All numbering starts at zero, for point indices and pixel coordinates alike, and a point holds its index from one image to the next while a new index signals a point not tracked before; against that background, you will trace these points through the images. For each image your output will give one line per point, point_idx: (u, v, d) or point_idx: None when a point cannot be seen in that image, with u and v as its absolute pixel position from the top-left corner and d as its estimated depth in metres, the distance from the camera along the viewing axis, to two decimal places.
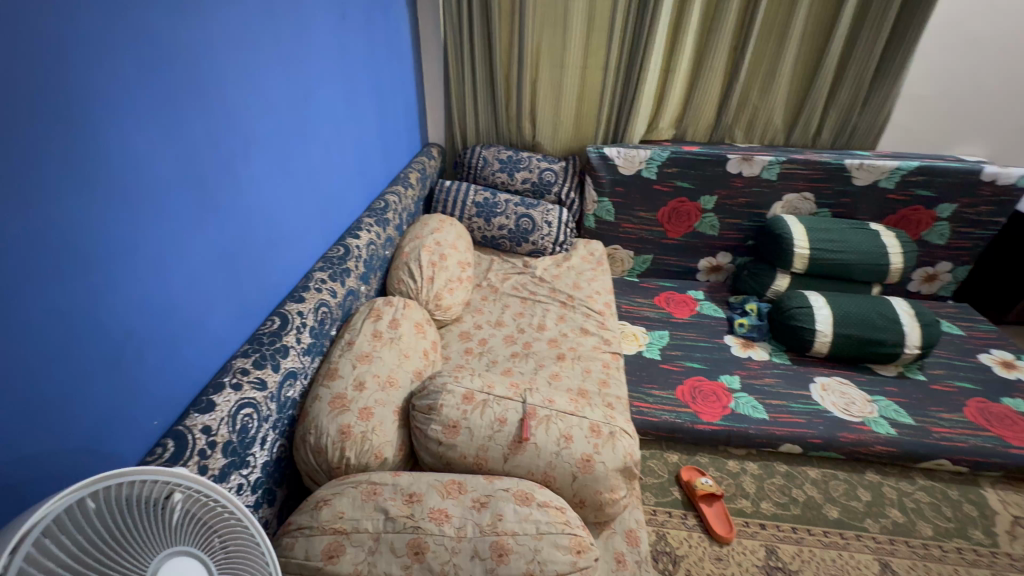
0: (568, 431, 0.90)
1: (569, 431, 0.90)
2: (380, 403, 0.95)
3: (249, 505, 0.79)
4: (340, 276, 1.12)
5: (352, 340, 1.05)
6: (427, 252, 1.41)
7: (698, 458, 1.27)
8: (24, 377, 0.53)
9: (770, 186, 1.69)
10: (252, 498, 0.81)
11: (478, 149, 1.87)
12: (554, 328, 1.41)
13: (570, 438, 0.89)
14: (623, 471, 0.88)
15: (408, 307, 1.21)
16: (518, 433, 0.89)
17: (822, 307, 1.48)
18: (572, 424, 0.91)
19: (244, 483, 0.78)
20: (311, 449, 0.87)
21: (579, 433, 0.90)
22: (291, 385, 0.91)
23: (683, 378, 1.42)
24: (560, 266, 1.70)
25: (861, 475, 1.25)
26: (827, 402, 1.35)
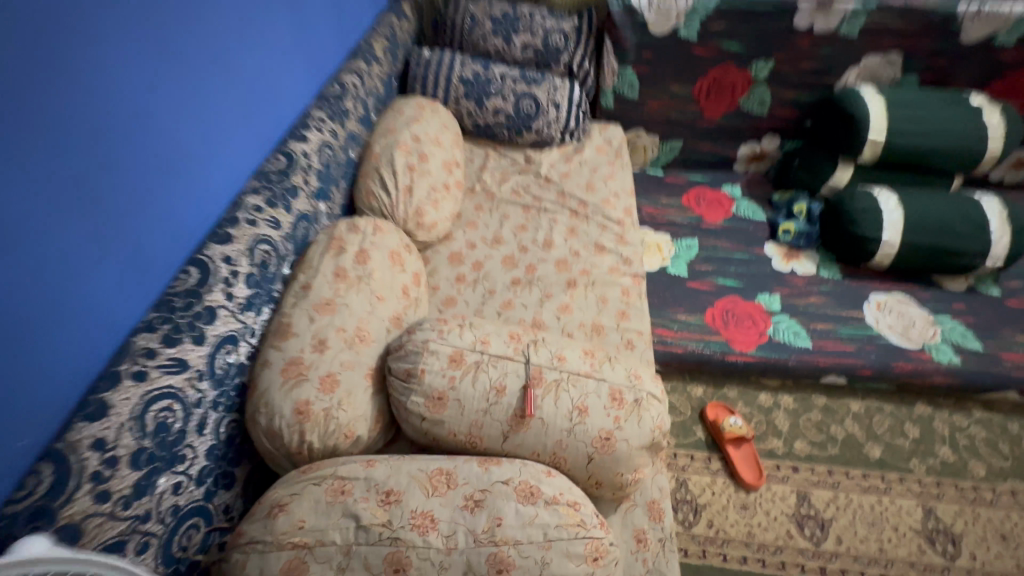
0: (583, 401, 0.72)
1: (584, 402, 0.72)
2: (347, 366, 0.76)
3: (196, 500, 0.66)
4: (283, 198, 0.85)
5: (308, 283, 0.82)
6: (403, 152, 1.11)
7: (725, 392, 1.13)
8: None
9: (846, 46, 1.29)
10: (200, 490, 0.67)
11: (463, 3, 1.43)
12: (563, 245, 1.17)
13: (585, 411, 0.71)
14: (651, 447, 0.72)
15: (380, 231, 0.96)
16: (519, 407, 0.71)
17: (893, 210, 1.20)
18: (587, 391, 0.73)
19: (183, 479, 0.64)
20: (264, 433, 0.70)
21: (597, 403, 0.72)
22: (230, 351, 0.71)
23: (713, 300, 1.21)
24: (570, 161, 1.39)
25: (910, 408, 1.10)
26: (882, 324, 1.16)
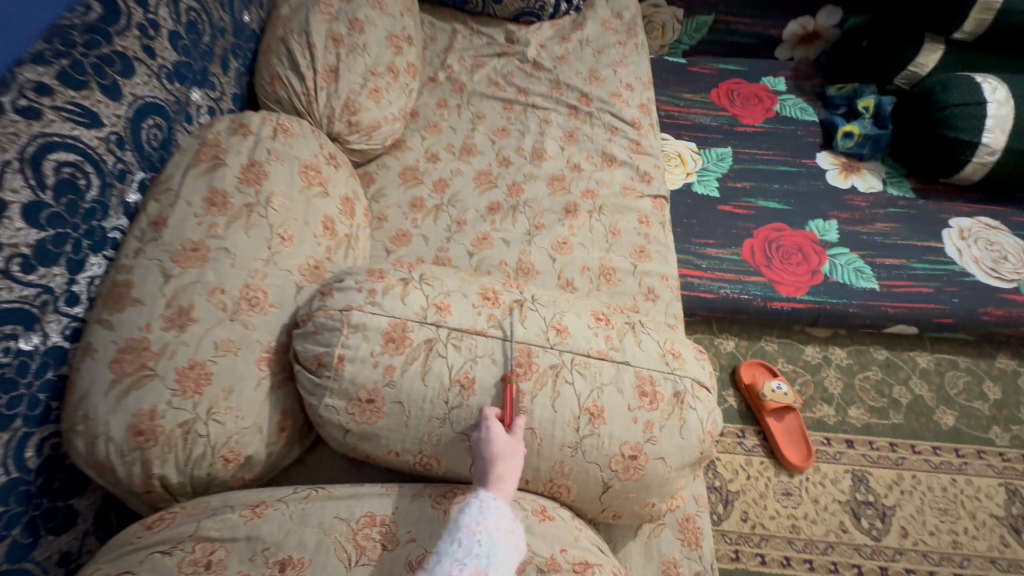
0: (596, 401, 0.46)
1: (597, 401, 0.46)
2: (225, 351, 0.48)
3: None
4: (101, 77, 0.52)
5: (162, 218, 0.52)
6: (325, 16, 0.76)
7: (763, 346, 0.89)
8: None
9: None
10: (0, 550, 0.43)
11: None
12: (559, 156, 0.86)
13: (599, 417, 0.45)
14: (696, 463, 0.48)
15: (286, 135, 0.63)
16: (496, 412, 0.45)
17: (1001, 104, 0.90)
18: (603, 385, 0.47)
19: None
20: (87, 463, 0.44)
21: (618, 402, 0.46)
22: (15, 334, 0.44)
23: (752, 228, 0.93)
24: (566, 39, 1.02)
25: (990, 362, 0.88)
26: (967, 257, 0.90)
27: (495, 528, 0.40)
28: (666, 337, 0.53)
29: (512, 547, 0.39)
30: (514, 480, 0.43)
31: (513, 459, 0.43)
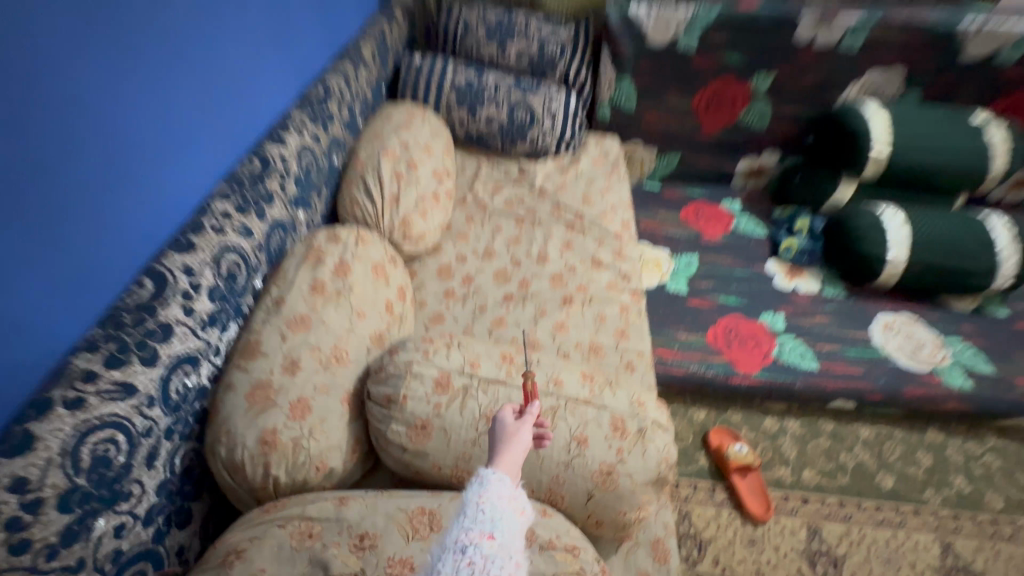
0: (582, 432, 0.65)
1: (583, 432, 0.65)
2: (321, 391, 0.68)
3: (142, 545, 0.57)
4: (256, 206, 0.78)
5: (282, 297, 0.75)
6: (391, 159, 1.06)
7: (729, 416, 1.07)
8: None
9: (848, 60, 1.27)
10: (149, 532, 0.58)
11: (457, 10, 1.39)
12: (558, 259, 1.11)
13: (584, 443, 0.64)
14: (657, 483, 0.65)
15: (363, 242, 0.89)
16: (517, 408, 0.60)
17: (899, 227, 1.17)
18: (586, 421, 0.66)
19: (127, 520, 0.55)
20: (224, 466, 0.63)
21: (597, 434, 0.65)
22: (189, 373, 0.64)
23: (715, 318, 1.15)
24: (565, 172, 1.34)
25: (922, 434, 1.05)
26: (890, 346, 1.11)
27: (497, 498, 0.49)
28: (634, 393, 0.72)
29: (512, 510, 0.49)
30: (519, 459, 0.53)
31: (517, 440, 0.54)
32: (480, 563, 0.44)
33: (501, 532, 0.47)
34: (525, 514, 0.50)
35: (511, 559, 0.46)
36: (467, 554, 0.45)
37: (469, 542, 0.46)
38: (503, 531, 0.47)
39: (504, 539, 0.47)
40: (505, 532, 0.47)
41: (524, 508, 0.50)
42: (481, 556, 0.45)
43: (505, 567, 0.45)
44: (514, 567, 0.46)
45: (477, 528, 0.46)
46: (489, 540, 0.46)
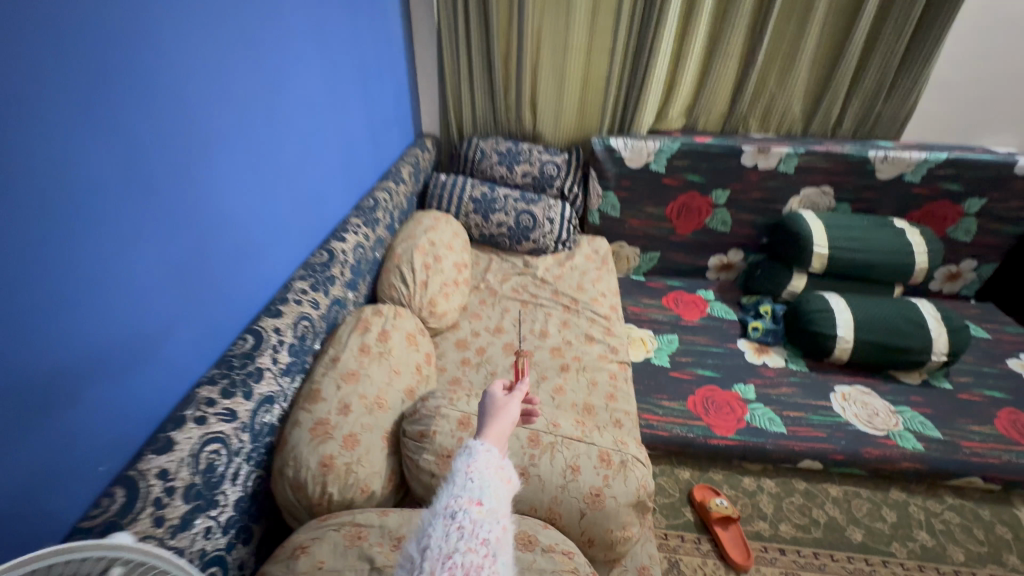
0: (575, 461, 0.81)
1: (576, 461, 0.81)
2: (366, 428, 0.86)
3: (221, 549, 0.71)
4: (323, 285, 1.02)
5: (337, 355, 0.95)
6: (421, 253, 1.30)
7: (711, 475, 1.20)
8: None
9: (787, 180, 1.58)
10: (225, 540, 0.72)
11: (475, 141, 1.78)
12: (557, 335, 1.32)
13: (577, 469, 0.80)
14: (637, 505, 0.80)
15: (399, 316, 1.11)
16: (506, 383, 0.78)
17: (843, 310, 1.38)
18: (579, 453, 0.82)
19: (213, 525, 0.69)
20: (289, 484, 0.78)
21: (587, 463, 0.81)
22: (268, 410, 0.82)
23: (694, 388, 1.33)
24: (562, 266, 1.60)
25: (885, 493, 1.17)
26: (848, 413, 1.27)
27: (484, 468, 0.57)
28: (617, 436, 0.89)
29: (497, 478, 0.57)
30: (504, 433, 0.66)
31: (504, 417, 0.68)
32: (471, 522, 0.51)
33: (487, 497, 0.54)
34: (509, 483, 0.58)
35: (497, 520, 0.53)
36: (460, 515, 0.51)
37: (461, 505, 0.52)
38: (489, 497, 0.55)
39: (490, 504, 0.54)
40: (491, 497, 0.55)
41: (507, 478, 0.59)
42: (472, 517, 0.51)
43: (492, 526, 0.52)
44: (499, 528, 0.52)
45: (468, 493, 0.54)
46: (478, 504, 0.53)
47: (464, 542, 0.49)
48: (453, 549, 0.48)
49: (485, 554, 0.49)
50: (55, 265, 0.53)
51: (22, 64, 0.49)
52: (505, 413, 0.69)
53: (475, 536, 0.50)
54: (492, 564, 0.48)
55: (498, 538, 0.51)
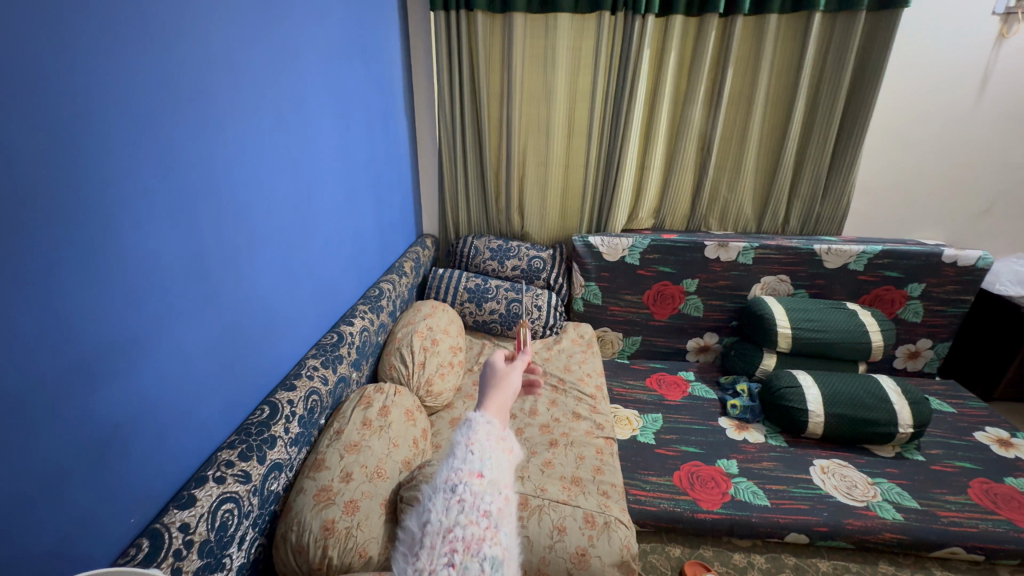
0: (562, 522, 0.88)
1: (562, 523, 0.88)
2: (366, 495, 0.91)
3: None
4: (332, 363, 1.14)
5: (341, 429, 1.03)
6: (419, 337, 1.43)
7: (701, 551, 1.21)
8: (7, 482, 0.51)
9: (747, 270, 1.78)
10: None
11: (470, 240, 2.02)
12: (546, 413, 1.41)
13: (563, 530, 0.87)
14: (621, 565, 0.85)
15: (399, 394, 1.21)
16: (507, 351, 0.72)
17: (810, 386, 1.49)
18: (566, 514, 0.89)
19: None
20: (291, 549, 0.82)
21: (573, 524, 0.88)
22: (276, 478, 0.89)
23: (679, 464, 1.38)
24: (550, 349, 1.73)
25: (874, 567, 1.17)
26: (828, 485, 1.31)
27: (485, 440, 0.50)
28: (601, 502, 0.97)
29: (499, 450, 0.50)
30: (507, 404, 0.58)
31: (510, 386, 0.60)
32: (471, 497, 0.46)
33: (489, 471, 0.48)
34: (513, 453, 0.52)
35: (500, 494, 0.47)
36: (459, 490, 0.46)
37: (460, 480, 0.47)
38: (491, 468, 0.49)
39: (492, 475, 0.48)
40: (493, 469, 0.49)
41: (511, 450, 0.53)
42: (473, 491, 0.46)
43: (495, 499, 0.47)
44: (503, 501, 0.47)
45: (467, 466, 0.48)
46: (479, 477, 0.47)
47: (464, 517, 0.45)
48: (453, 525, 0.44)
49: (486, 529, 0.44)
50: (126, 327, 0.65)
51: (143, 185, 0.67)
52: (511, 381, 0.61)
53: (475, 509, 0.45)
54: (495, 537, 0.44)
55: (502, 513, 0.46)
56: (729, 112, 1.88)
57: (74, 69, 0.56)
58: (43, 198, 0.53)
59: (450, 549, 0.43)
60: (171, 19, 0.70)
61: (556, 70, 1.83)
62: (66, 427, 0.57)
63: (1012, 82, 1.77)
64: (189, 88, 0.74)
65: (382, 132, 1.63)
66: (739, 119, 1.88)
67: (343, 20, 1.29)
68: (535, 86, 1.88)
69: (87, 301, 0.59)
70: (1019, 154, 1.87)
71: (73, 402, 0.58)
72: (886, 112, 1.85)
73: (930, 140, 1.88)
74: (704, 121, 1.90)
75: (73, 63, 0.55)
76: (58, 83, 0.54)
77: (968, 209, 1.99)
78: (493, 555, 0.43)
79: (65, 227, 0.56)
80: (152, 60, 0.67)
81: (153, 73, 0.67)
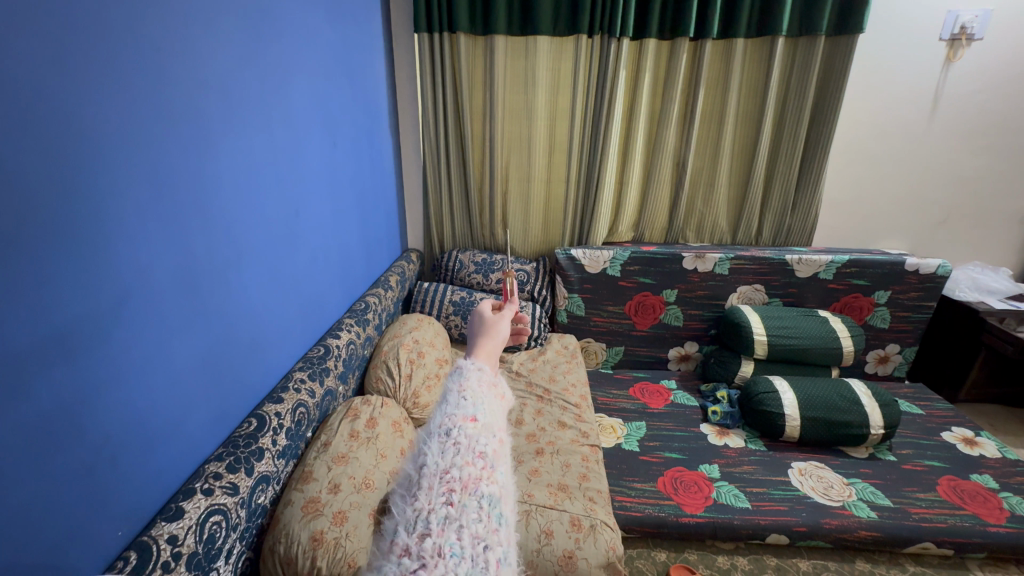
0: (548, 527, 0.97)
1: (549, 527, 0.96)
2: (354, 505, 0.90)
3: None
4: (319, 375, 1.15)
5: (329, 441, 1.02)
6: (406, 349, 1.44)
7: (686, 555, 1.23)
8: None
9: (724, 279, 1.85)
10: None
11: (454, 254, 2.06)
12: (532, 423, 1.43)
13: (550, 534, 0.95)
14: (607, 566, 0.92)
15: (386, 406, 1.20)
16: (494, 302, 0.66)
17: (786, 391, 1.54)
18: (552, 519, 0.99)
19: None
20: (279, 561, 0.81)
21: (559, 528, 0.97)
22: (264, 491, 0.89)
23: (663, 470, 1.41)
24: (535, 360, 1.76)
25: (851, 565, 1.21)
26: (806, 486, 1.35)
27: (477, 386, 0.45)
28: (587, 505, 1.07)
29: (491, 395, 0.45)
30: (496, 352, 0.53)
31: (496, 334, 0.56)
32: (467, 440, 0.39)
33: (483, 416, 0.42)
34: (505, 399, 0.47)
35: (495, 437, 0.41)
36: (453, 433, 0.39)
37: (454, 423, 0.40)
38: (485, 413, 0.42)
39: (487, 419, 0.42)
40: (487, 413, 0.42)
41: (502, 396, 0.48)
42: (467, 433, 0.40)
43: (490, 441, 0.40)
44: (498, 443, 0.41)
45: (460, 410, 0.41)
46: (473, 420, 0.41)
47: (461, 458, 0.38)
48: (449, 466, 0.37)
49: (483, 469, 0.38)
50: (116, 336, 0.66)
51: (136, 201, 0.69)
52: (497, 330, 0.56)
53: (471, 450, 0.39)
54: (493, 477, 0.38)
55: (498, 454, 0.40)
56: (702, 132, 1.97)
57: (68, 91, 0.58)
58: (37, 214, 0.55)
59: (447, 489, 0.36)
60: (162, 42, 0.73)
61: (536, 90, 1.89)
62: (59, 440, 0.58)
63: (962, 102, 1.90)
64: (180, 107, 0.77)
65: (368, 150, 1.67)
66: (712, 136, 1.96)
67: (329, 41, 1.33)
68: (516, 105, 1.94)
69: (80, 316, 0.61)
70: (972, 168, 2.00)
71: (67, 418, 0.59)
72: (849, 129, 1.96)
73: (890, 156, 1.99)
74: (677, 145, 1.99)
75: (68, 85, 0.58)
76: (58, 107, 0.56)
77: (928, 220, 2.11)
78: (492, 493, 0.37)
79: (60, 240, 0.57)
80: (143, 82, 0.69)
81: (144, 93, 0.70)
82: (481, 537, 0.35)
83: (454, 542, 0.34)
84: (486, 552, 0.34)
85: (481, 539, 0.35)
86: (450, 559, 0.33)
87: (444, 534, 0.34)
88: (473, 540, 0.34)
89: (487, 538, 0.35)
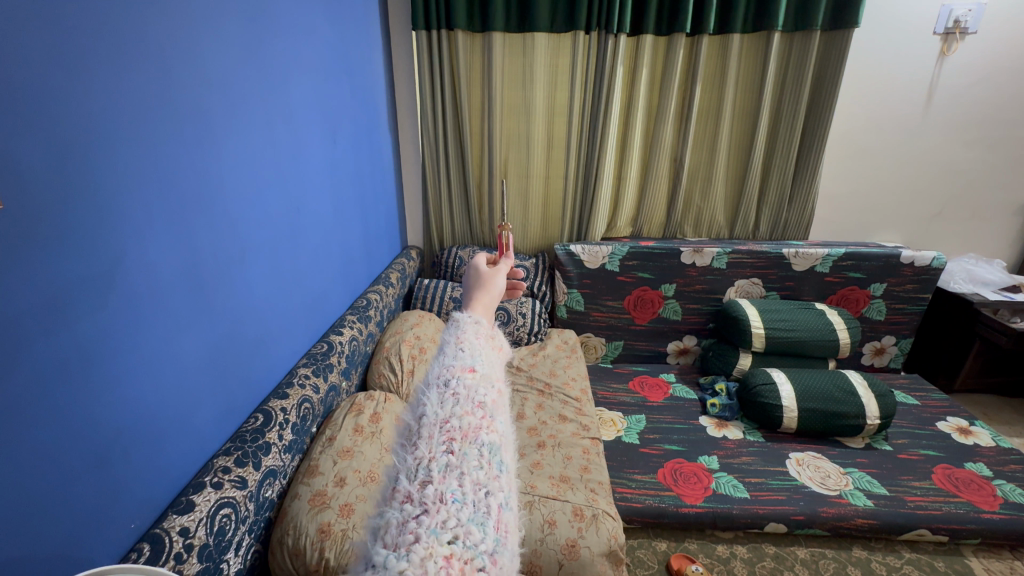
0: (552, 517, 0.99)
1: (552, 516, 0.99)
2: (360, 498, 0.90)
3: None
4: (323, 371, 1.17)
5: (334, 435, 1.04)
6: (407, 346, 1.45)
7: (686, 545, 1.25)
8: (15, 490, 0.52)
9: (722, 273, 1.87)
10: None
11: (455, 251, 2.09)
12: (533, 417, 1.45)
13: (553, 524, 0.97)
14: (610, 556, 0.95)
15: (390, 401, 1.20)
16: (489, 257, 0.62)
17: (784, 383, 1.55)
18: (555, 510, 1.01)
19: None
20: (288, 552, 0.82)
21: (563, 518, 0.99)
22: (271, 484, 0.90)
23: (663, 462, 1.43)
24: (536, 354, 1.78)
25: (849, 551, 1.23)
26: (804, 476, 1.38)
27: (474, 338, 0.42)
28: (590, 497, 1.09)
29: (489, 347, 0.43)
30: (494, 306, 0.50)
31: (494, 289, 0.52)
32: (466, 390, 0.36)
33: (482, 366, 0.39)
34: (504, 351, 0.45)
35: (494, 387, 0.38)
36: (452, 383, 0.37)
37: (452, 374, 0.37)
38: (483, 364, 0.40)
39: (485, 370, 0.39)
40: (485, 363, 0.40)
41: (501, 349, 0.45)
42: (466, 383, 0.37)
43: (489, 391, 0.37)
44: (498, 394, 0.38)
45: (459, 361, 0.39)
46: (471, 371, 0.38)
47: (460, 408, 0.35)
48: (449, 416, 0.34)
49: (483, 418, 0.35)
50: (127, 333, 0.68)
51: (143, 199, 0.70)
52: (494, 285, 0.53)
53: (470, 400, 0.35)
54: (493, 425, 0.35)
55: (498, 405, 0.37)
56: (698, 130, 1.98)
57: (73, 90, 0.58)
58: (48, 213, 0.56)
59: (447, 438, 0.33)
60: (163, 40, 0.74)
61: (534, 86, 1.90)
62: (75, 433, 0.59)
63: (956, 96, 1.92)
64: (183, 106, 0.78)
65: (367, 147, 1.67)
66: (709, 131, 1.97)
67: (328, 39, 1.33)
68: (515, 101, 1.95)
69: (95, 315, 0.63)
70: (966, 160, 2.01)
71: (78, 415, 0.60)
72: (845, 121, 1.98)
73: (883, 148, 2.01)
74: (674, 142, 2.00)
75: (73, 82, 0.58)
76: (64, 108, 0.57)
77: (924, 212, 2.12)
78: (492, 441, 0.34)
79: (75, 238, 0.59)
80: (148, 84, 0.71)
81: (149, 93, 0.71)
82: (483, 484, 0.31)
83: (456, 488, 0.31)
84: (488, 498, 0.31)
85: (483, 485, 0.31)
86: (452, 506, 0.30)
87: (445, 482, 0.31)
88: (476, 486, 0.31)
89: (489, 484, 0.32)
